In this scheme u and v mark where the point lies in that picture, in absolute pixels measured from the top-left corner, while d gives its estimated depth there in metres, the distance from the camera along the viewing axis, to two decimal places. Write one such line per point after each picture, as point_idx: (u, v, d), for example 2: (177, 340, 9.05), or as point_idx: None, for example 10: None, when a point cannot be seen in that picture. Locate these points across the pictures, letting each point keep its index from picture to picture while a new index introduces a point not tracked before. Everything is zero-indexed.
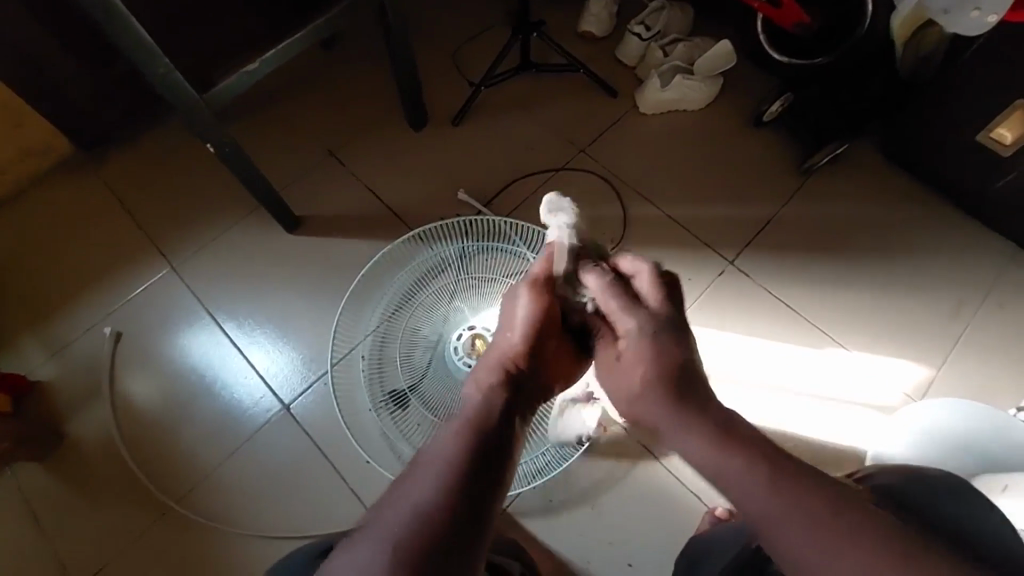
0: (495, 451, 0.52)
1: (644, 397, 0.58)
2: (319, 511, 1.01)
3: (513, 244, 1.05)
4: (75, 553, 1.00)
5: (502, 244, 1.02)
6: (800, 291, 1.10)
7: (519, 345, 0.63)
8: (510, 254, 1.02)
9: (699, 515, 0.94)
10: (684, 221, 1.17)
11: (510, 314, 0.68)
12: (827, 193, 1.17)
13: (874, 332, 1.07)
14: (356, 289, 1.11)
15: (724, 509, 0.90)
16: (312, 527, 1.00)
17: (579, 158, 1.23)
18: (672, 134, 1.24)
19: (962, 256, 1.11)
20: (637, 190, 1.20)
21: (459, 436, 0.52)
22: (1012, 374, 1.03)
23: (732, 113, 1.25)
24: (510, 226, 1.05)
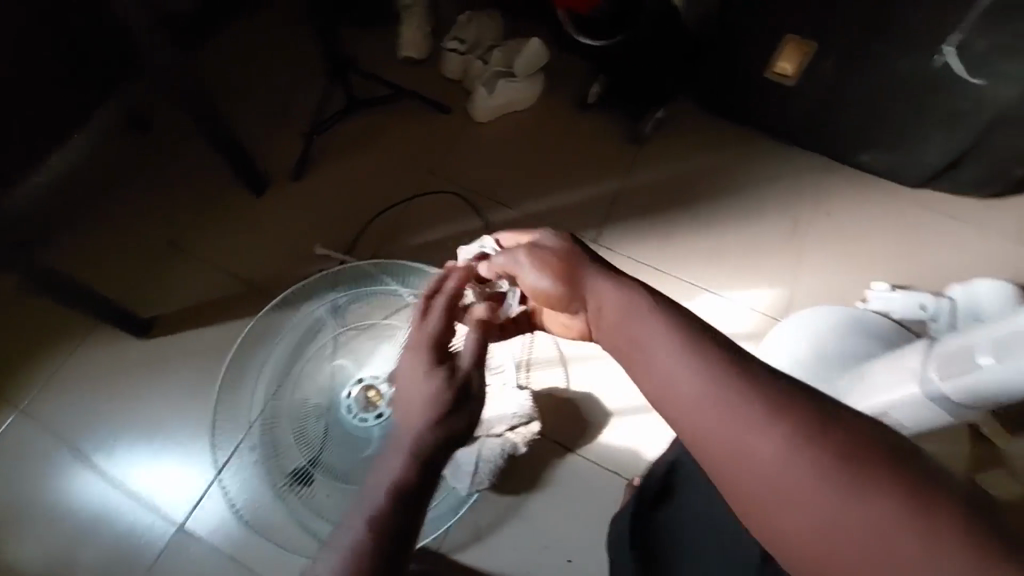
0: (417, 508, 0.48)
1: (601, 289, 0.56)
2: None
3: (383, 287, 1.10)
4: None
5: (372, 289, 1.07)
6: (657, 251, 1.16)
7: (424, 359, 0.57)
8: (383, 298, 1.07)
9: (621, 489, 0.96)
10: (542, 215, 1.20)
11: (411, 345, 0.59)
12: (662, 153, 1.25)
13: (733, 267, 1.15)
14: (227, 375, 1.04)
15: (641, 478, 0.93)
16: None
17: (430, 182, 1.24)
18: (513, 136, 1.28)
19: (784, 178, 1.22)
20: (492, 197, 1.22)
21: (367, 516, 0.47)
22: (853, 271, 1.14)
23: (560, 100, 1.30)
24: (376, 270, 1.08)
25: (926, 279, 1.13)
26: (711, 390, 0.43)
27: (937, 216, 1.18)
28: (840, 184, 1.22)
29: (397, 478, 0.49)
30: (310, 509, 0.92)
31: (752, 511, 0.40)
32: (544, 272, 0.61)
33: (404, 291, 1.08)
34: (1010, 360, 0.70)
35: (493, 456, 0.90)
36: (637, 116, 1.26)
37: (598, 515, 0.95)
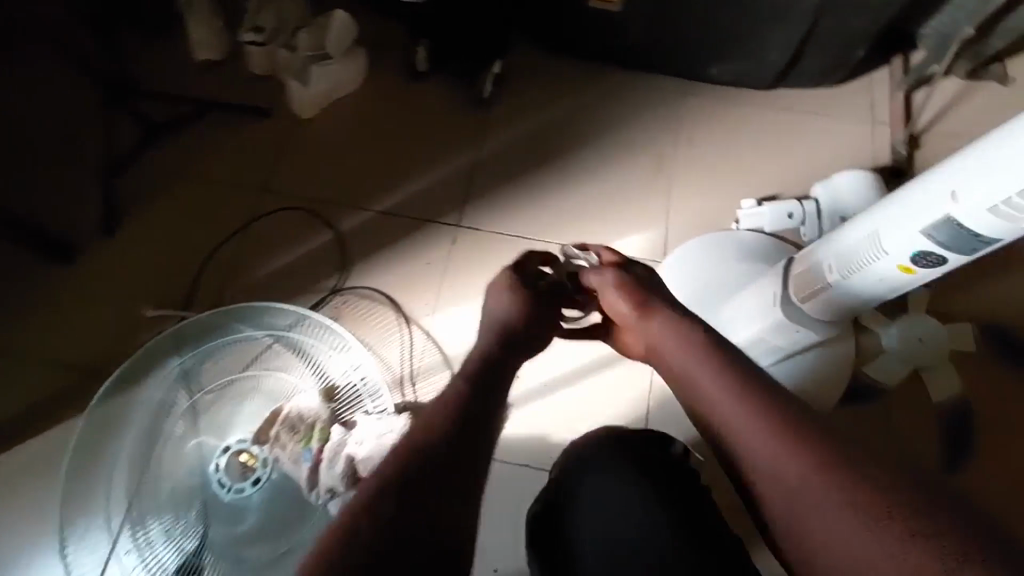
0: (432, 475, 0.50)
1: (649, 320, 0.63)
2: None
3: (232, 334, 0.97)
4: None
5: (221, 341, 0.96)
6: (527, 220, 1.08)
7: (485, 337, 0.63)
8: (235, 347, 0.96)
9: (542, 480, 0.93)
10: (398, 209, 1.08)
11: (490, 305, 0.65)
12: (512, 112, 1.16)
13: (606, 218, 1.09)
14: (67, 491, 0.85)
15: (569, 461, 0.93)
16: None
17: (266, 201, 1.09)
18: (348, 127, 1.14)
19: (641, 111, 1.16)
20: (338, 202, 1.09)
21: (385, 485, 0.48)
22: (724, 192, 1.11)
23: (390, 76, 1.17)
24: (221, 319, 0.95)
25: (795, 182, 1.11)
26: (722, 390, 0.56)
27: (793, 114, 1.16)
28: (696, 104, 1.17)
29: (420, 443, 0.51)
30: None
31: (753, 466, 0.54)
32: (618, 301, 0.65)
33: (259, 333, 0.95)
34: (852, 274, 0.75)
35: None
36: (473, 74, 1.15)
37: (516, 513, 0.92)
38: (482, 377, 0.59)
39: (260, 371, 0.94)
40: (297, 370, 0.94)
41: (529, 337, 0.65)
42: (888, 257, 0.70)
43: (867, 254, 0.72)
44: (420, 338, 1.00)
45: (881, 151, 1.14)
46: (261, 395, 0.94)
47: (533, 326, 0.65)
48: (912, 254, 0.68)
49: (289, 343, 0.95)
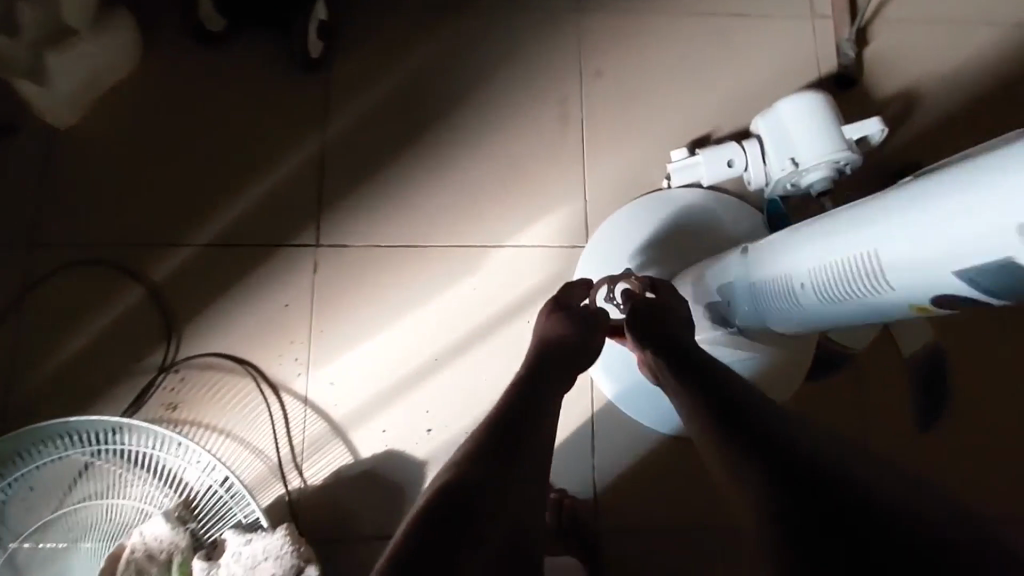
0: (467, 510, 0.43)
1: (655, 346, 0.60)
2: None
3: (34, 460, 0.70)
4: None
5: (20, 475, 0.69)
6: (410, 218, 0.83)
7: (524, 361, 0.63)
8: (44, 474, 0.71)
9: None
10: (232, 233, 0.80)
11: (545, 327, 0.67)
12: (359, 71, 0.86)
13: (510, 198, 0.85)
14: None
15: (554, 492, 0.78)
16: None
17: (36, 260, 0.78)
18: (131, 132, 0.82)
19: (530, 45, 0.89)
20: (145, 241, 0.79)
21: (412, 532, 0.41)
22: (649, 138, 0.88)
23: (178, 49, 0.84)
24: (15, 442, 0.67)
25: (731, 110, 0.89)
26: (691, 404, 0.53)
27: (717, 21, 0.92)
28: (597, 24, 0.91)
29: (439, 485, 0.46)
30: None
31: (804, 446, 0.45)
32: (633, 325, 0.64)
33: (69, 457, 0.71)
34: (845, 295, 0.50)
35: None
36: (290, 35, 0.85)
37: None
38: (535, 385, 0.58)
39: (97, 498, 0.72)
40: (143, 486, 0.72)
41: (575, 355, 0.64)
42: (891, 293, 0.44)
43: (857, 284, 0.47)
44: (296, 409, 0.77)
45: (824, 53, 0.92)
46: (99, 531, 0.71)
47: (581, 342, 0.64)
48: (931, 300, 0.42)
49: (123, 455, 0.71)
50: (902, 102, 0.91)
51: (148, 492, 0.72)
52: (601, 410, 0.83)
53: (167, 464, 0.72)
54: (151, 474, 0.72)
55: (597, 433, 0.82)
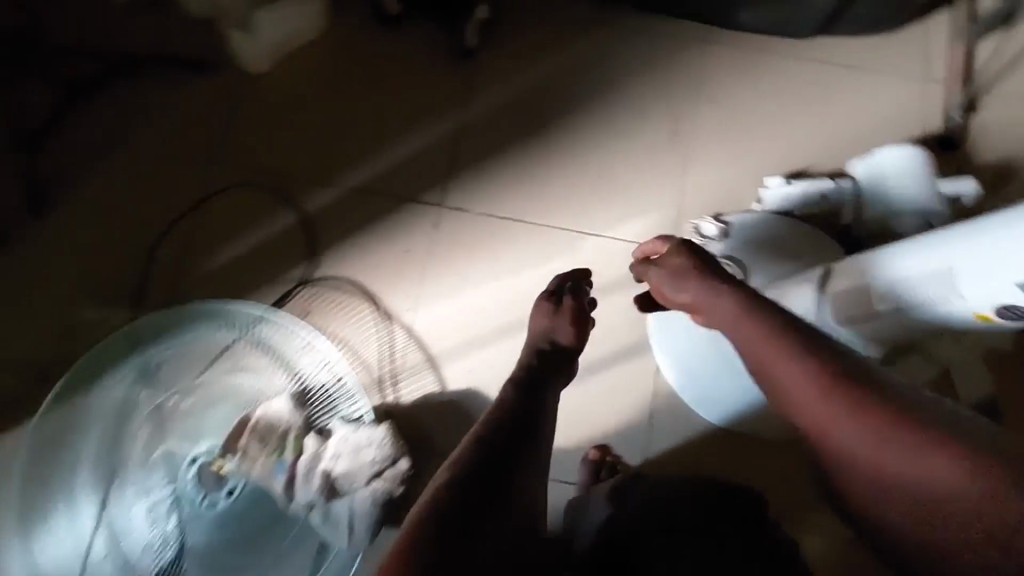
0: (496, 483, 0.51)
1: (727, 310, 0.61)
2: None
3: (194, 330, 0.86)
4: None
5: (181, 341, 0.86)
6: (522, 198, 0.95)
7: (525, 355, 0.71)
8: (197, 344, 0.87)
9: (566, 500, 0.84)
10: (374, 183, 0.95)
11: (554, 322, 0.73)
12: (502, 66, 0.99)
13: (611, 196, 0.95)
14: (22, 499, 0.79)
15: (596, 450, 0.84)
16: None
17: (213, 176, 0.94)
18: (305, 87, 0.98)
19: (653, 65, 1.00)
20: (302, 177, 0.95)
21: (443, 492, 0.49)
22: (748, 165, 0.96)
23: (358, 25, 1.00)
24: (181, 313, 0.85)
25: (826, 152, 0.96)
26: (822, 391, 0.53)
27: (829, 69, 1.00)
28: (716, 57, 1.00)
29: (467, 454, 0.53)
30: None
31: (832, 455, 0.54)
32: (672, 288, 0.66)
33: (210, 333, 0.86)
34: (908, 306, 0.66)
35: (366, 508, 0.83)
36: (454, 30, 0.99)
37: None
38: (537, 377, 0.68)
39: (230, 368, 0.85)
40: (271, 372, 0.86)
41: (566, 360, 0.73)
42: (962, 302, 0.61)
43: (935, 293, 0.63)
44: (401, 341, 0.90)
45: (928, 113, 0.98)
46: (229, 397, 0.85)
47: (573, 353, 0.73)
48: (996, 309, 0.58)
49: (260, 341, 0.85)
50: (996, 171, 0.95)
51: (272, 377, 0.86)
52: (662, 399, 0.88)
53: (293, 357, 0.85)
54: (277, 364, 0.85)
55: (655, 418, 0.87)
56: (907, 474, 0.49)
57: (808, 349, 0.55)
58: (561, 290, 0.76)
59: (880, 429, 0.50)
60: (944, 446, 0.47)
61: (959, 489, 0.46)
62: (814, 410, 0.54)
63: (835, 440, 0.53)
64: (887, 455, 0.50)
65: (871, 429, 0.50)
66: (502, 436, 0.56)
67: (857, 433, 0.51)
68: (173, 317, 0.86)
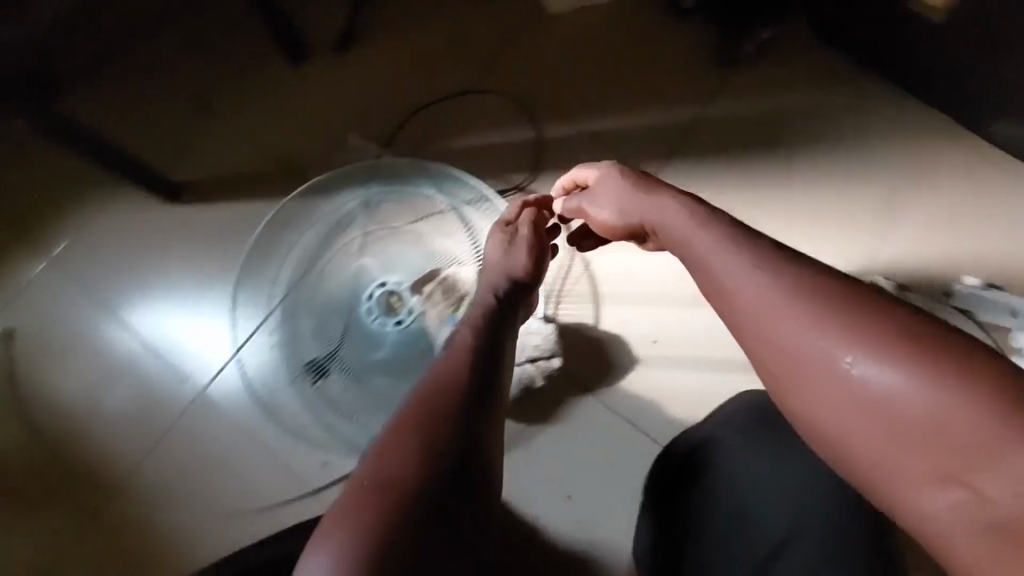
0: (461, 429, 0.55)
1: (721, 246, 0.57)
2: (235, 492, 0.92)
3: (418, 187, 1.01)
4: None
5: (405, 189, 1.00)
6: (726, 199, 1.04)
7: (504, 279, 0.76)
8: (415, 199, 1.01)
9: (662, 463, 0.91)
10: (607, 134, 1.06)
11: (508, 257, 0.78)
12: (756, 86, 1.09)
13: (805, 231, 1.02)
14: (252, 256, 0.99)
15: None
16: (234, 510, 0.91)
17: (482, 78, 1.08)
18: (584, 38, 1.11)
19: (894, 137, 1.05)
20: (552, 106, 1.07)
21: (403, 437, 0.54)
22: (949, 257, 0.99)
23: (647, 6, 1.12)
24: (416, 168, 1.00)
25: None
26: (849, 339, 0.46)
27: None
28: (959, 153, 1.03)
29: (426, 396, 0.57)
30: (324, 403, 0.91)
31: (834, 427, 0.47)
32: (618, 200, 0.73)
33: (429, 196, 1.00)
34: None
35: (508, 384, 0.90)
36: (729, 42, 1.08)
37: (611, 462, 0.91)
38: (497, 321, 0.70)
39: (432, 227, 0.99)
40: (464, 245, 0.97)
41: (530, 290, 0.78)
42: None
43: None
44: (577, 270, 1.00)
45: None
46: (421, 249, 0.98)
47: (530, 292, 0.78)
48: None
49: (467, 218, 0.98)
50: None
51: (463, 250, 0.97)
52: None
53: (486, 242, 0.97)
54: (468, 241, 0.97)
55: None
56: (916, 422, 0.43)
57: (878, 308, 0.47)
58: (519, 222, 0.81)
59: (865, 348, 0.45)
60: (989, 377, 0.42)
61: (976, 428, 0.41)
62: (785, 335, 0.49)
63: (864, 418, 0.45)
64: (873, 378, 0.45)
65: (856, 351, 0.45)
66: (477, 386, 0.60)
67: (834, 363, 0.46)
68: (405, 171, 1.01)
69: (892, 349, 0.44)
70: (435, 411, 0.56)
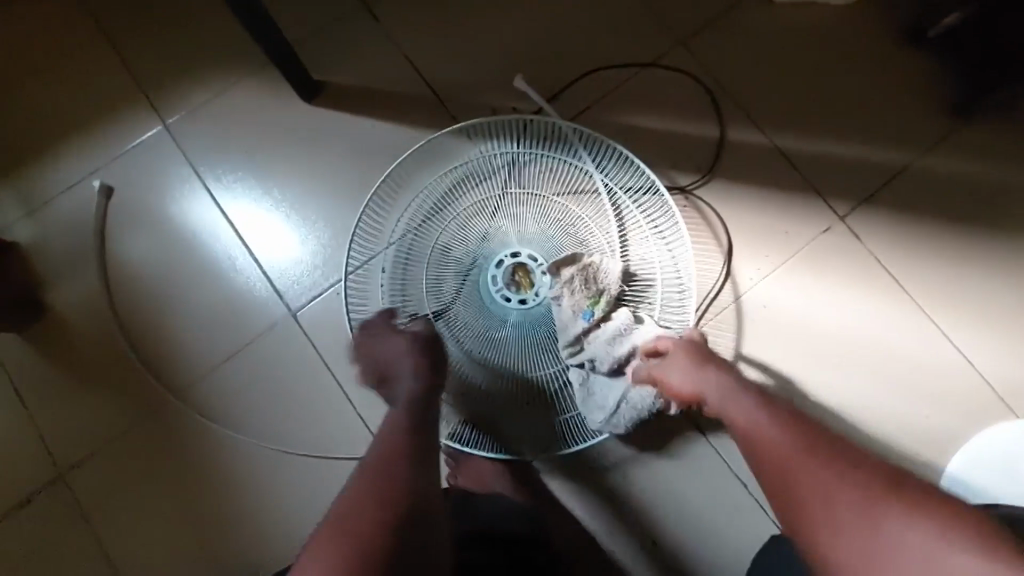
0: (400, 531, 0.51)
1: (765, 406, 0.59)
2: (304, 431, 0.85)
3: (576, 153, 0.86)
4: (32, 456, 0.84)
5: (560, 154, 0.85)
6: (914, 267, 0.90)
7: (424, 367, 0.71)
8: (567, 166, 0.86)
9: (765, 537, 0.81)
10: (796, 157, 0.92)
11: (403, 351, 0.73)
12: (985, 146, 0.93)
13: (994, 328, 0.88)
14: (381, 188, 0.90)
15: None
16: (301, 448, 0.85)
17: (674, 54, 0.95)
18: (800, 38, 0.95)
19: None
20: (743, 108, 0.94)
21: (335, 550, 0.49)
22: None
23: (884, 20, 0.96)
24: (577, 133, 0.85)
25: None
26: (834, 474, 0.51)
27: None
28: None
29: (358, 497, 0.53)
30: None
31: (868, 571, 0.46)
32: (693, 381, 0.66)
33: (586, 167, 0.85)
34: None
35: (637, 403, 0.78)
36: (973, 91, 0.93)
37: (709, 517, 0.82)
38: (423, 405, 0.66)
39: (581, 204, 0.85)
40: (612, 234, 0.83)
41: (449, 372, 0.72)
42: None
43: None
44: (724, 302, 0.89)
45: None
46: (564, 226, 0.84)
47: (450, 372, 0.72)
48: None
49: (623, 204, 0.84)
50: None
51: (609, 239, 0.84)
52: None
53: (635, 236, 0.84)
54: (618, 230, 0.83)
55: None
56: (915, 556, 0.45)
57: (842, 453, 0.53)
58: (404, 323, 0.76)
59: (857, 495, 0.49)
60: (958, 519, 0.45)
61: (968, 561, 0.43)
62: (806, 492, 0.51)
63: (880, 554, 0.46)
64: (905, 536, 0.46)
65: (851, 493, 0.50)
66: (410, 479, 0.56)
67: (836, 503, 0.50)
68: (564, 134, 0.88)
69: (884, 501, 0.48)
70: (371, 514, 0.51)
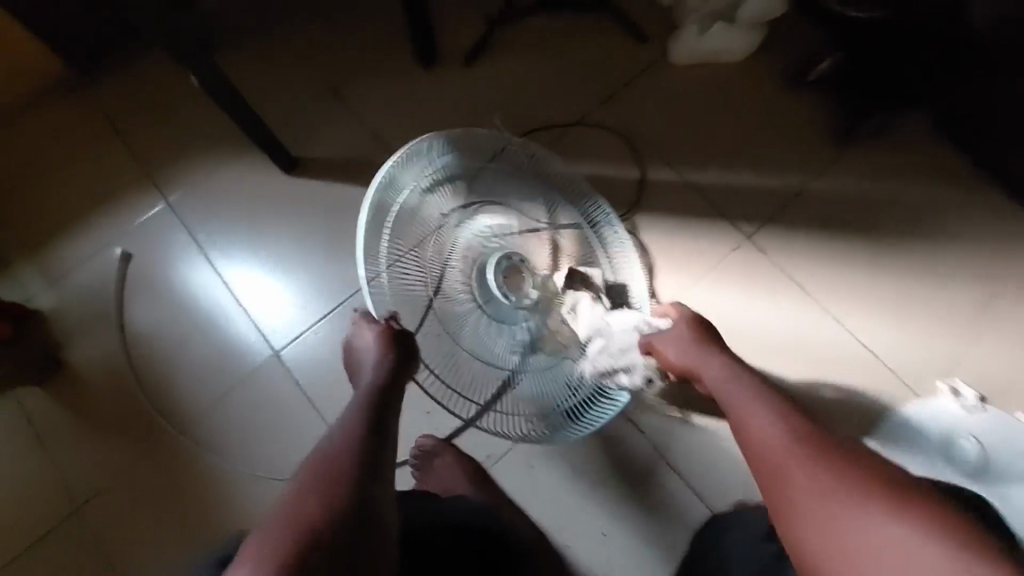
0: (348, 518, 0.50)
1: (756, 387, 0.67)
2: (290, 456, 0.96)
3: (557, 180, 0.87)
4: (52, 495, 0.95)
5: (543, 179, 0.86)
6: (817, 274, 1.03)
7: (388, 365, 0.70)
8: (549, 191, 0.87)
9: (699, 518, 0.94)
10: (706, 189, 1.08)
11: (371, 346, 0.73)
12: (868, 168, 1.08)
13: (894, 322, 1.00)
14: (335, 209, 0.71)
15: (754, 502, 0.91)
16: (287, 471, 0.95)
17: (596, 112, 1.12)
18: (700, 92, 1.13)
19: (1005, 246, 1.03)
20: (658, 151, 1.10)
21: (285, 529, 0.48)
22: None
23: (770, 71, 1.14)
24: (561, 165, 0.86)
25: None
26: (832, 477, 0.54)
27: None
28: None
29: (320, 479, 0.53)
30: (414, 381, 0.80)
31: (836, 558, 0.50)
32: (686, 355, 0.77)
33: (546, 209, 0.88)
34: None
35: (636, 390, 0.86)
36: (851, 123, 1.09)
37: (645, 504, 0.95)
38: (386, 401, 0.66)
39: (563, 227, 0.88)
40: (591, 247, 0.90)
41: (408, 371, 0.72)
42: None
43: None
44: None
45: None
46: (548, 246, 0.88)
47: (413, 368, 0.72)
48: None
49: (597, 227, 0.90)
50: None
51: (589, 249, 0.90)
52: None
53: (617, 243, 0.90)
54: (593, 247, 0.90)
55: None
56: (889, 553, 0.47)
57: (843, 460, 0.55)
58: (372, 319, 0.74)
59: (851, 494, 0.52)
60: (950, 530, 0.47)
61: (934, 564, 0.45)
62: (801, 488, 0.55)
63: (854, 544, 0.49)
64: (885, 532, 0.48)
65: (840, 493, 0.52)
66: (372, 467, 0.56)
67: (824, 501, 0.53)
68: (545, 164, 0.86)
69: (872, 506, 0.50)
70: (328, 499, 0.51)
